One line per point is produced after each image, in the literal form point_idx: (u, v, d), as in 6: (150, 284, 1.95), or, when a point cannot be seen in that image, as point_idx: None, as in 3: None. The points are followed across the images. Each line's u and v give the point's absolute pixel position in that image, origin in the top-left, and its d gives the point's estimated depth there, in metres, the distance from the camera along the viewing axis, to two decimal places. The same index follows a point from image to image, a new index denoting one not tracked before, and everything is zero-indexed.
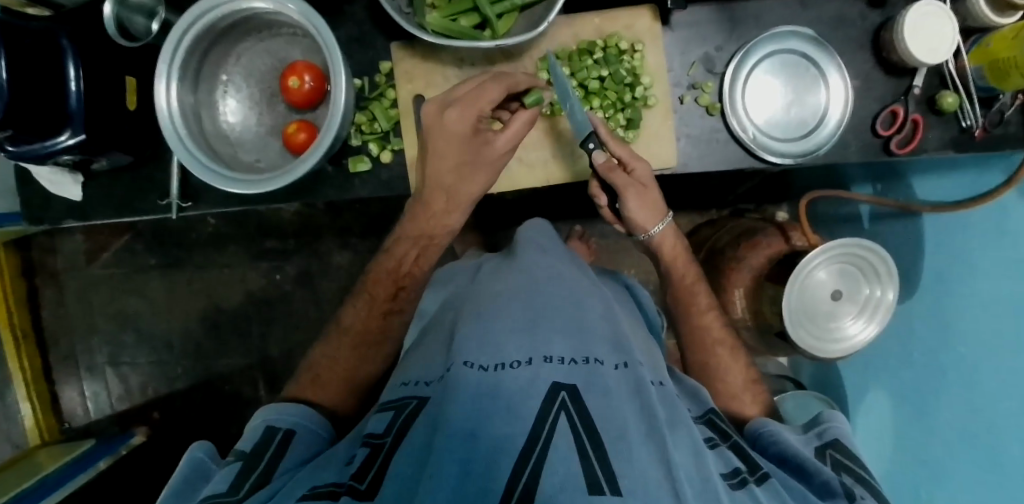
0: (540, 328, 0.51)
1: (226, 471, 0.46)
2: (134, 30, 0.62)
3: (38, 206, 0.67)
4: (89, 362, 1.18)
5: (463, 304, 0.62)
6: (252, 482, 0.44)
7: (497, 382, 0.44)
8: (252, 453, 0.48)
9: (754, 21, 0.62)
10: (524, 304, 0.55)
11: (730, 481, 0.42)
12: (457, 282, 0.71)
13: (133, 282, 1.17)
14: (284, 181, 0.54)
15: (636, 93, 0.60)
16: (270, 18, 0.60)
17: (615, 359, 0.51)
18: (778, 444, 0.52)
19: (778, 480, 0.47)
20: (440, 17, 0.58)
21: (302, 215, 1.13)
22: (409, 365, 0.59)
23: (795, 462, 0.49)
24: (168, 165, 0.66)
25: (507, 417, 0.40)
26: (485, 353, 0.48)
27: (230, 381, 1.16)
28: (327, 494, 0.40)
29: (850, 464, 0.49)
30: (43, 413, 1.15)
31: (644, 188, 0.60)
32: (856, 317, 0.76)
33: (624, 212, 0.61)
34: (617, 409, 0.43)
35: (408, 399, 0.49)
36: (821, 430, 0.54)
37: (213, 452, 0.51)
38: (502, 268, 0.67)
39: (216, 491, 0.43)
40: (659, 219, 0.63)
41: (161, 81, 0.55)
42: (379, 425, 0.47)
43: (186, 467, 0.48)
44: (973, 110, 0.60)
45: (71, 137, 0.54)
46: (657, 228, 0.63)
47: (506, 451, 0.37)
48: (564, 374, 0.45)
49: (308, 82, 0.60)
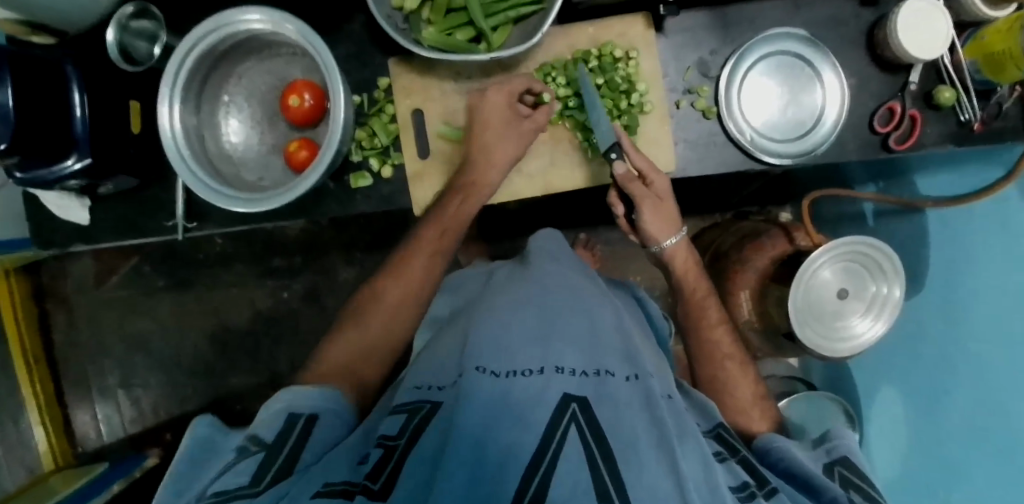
0: (552, 339, 0.51)
1: (248, 460, 0.44)
2: (136, 55, 0.63)
3: (46, 231, 0.68)
4: (101, 385, 1.19)
5: (473, 311, 0.63)
6: (273, 475, 0.43)
7: (509, 389, 0.44)
8: (275, 442, 0.46)
9: (748, 24, 0.62)
10: (535, 314, 0.55)
11: (738, 494, 0.42)
12: (467, 290, 0.71)
13: (142, 303, 1.18)
14: (286, 198, 0.55)
15: (632, 100, 0.60)
16: (269, 38, 0.61)
17: (625, 371, 0.51)
18: (785, 460, 0.51)
19: (787, 495, 0.46)
20: (436, 32, 0.59)
21: (307, 231, 1.14)
22: (418, 369, 0.59)
23: (804, 478, 0.48)
24: (172, 186, 0.67)
25: (518, 425, 0.40)
26: (498, 361, 0.48)
27: (242, 400, 1.17)
28: (343, 492, 0.39)
29: (859, 482, 0.48)
30: (56, 438, 1.16)
31: (661, 201, 0.61)
32: (863, 315, 0.75)
33: (639, 222, 0.62)
34: (627, 420, 0.43)
35: (423, 403, 0.49)
36: (829, 447, 0.53)
37: (217, 422, 0.52)
38: (514, 275, 0.68)
39: (238, 483, 0.41)
40: (674, 232, 0.63)
41: (163, 104, 0.56)
42: (392, 427, 0.47)
43: (192, 442, 0.49)
44: (970, 104, 0.60)
45: (77, 161, 0.55)
46: (672, 241, 0.64)
47: (516, 460, 0.37)
48: (576, 386, 0.45)
49: (308, 100, 0.60)
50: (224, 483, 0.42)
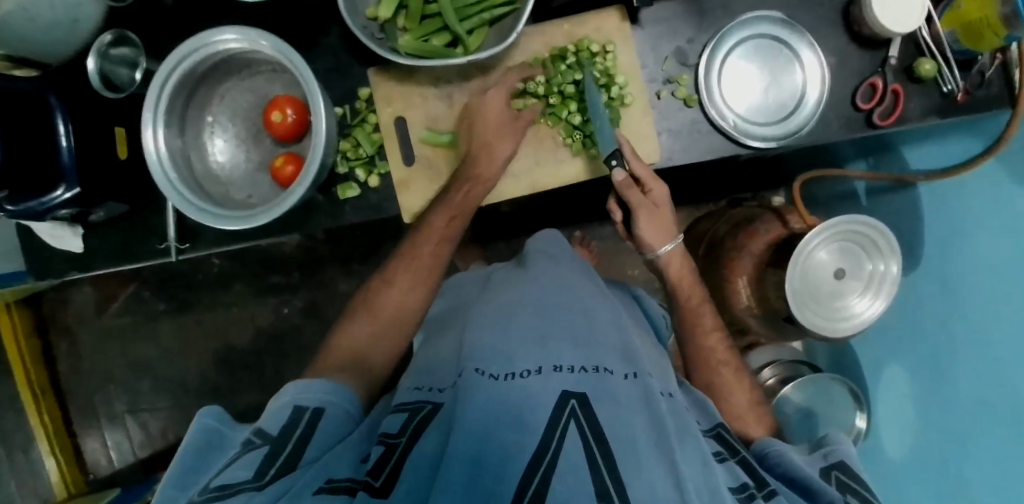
0: (551, 339, 0.51)
1: (252, 453, 0.44)
2: (119, 81, 0.64)
3: (41, 261, 0.69)
4: (108, 412, 1.19)
5: (471, 313, 0.63)
6: (278, 468, 0.42)
7: (508, 388, 0.44)
8: (280, 437, 0.46)
9: (723, 10, 0.62)
10: (533, 314, 0.55)
11: (738, 495, 0.42)
12: (466, 292, 0.72)
13: (145, 328, 1.19)
14: (274, 213, 0.55)
15: (611, 93, 0.60)
16: (248, 57, 0.61)
17: (625, 369, 0.51)
18: (783, 465, 0.51)
19: (784, 496, 0.45)
20: (412, 39, 0.59)
21: (304, 246, 1.14)
22: (417, 370, 0.59)
23: (800, 481, 0.47)
24: (163, 209, 0.67)
25: (518, 426, 0.40)
26: (497, 363, 0.48)
27: (249, 418, 1.17)
28: (347, 490, 0.40)
29: (856, 486, 0.47)
30: (68, 467, 1.16)
31: (657, 209, 0.62)
32: (861, 294, 0.74)
33: (634, 228, 0.63)
34: (626, 418, 0.43)
35: (423, 403, 0.49)
36: (827, 451, 0.52)
37: (223, 415, 0.51)
38: (512, 276, 0.68)
39: (242, 478, 0.41)
40: (669, 239, 0.64)
41: (147, 128, 0.56)
42: (394, 424, 0.47)
43: (198, 434, 0.48)
44: (953, 75, 0.60)
45: (66, 191, 0.56)
46: (667, 248, 0.64)
47: (516, 461, 0.37)
48: (575, 382, 0.46)
49: (291, 115, 0.61)
50: (226, 476, 0.41)
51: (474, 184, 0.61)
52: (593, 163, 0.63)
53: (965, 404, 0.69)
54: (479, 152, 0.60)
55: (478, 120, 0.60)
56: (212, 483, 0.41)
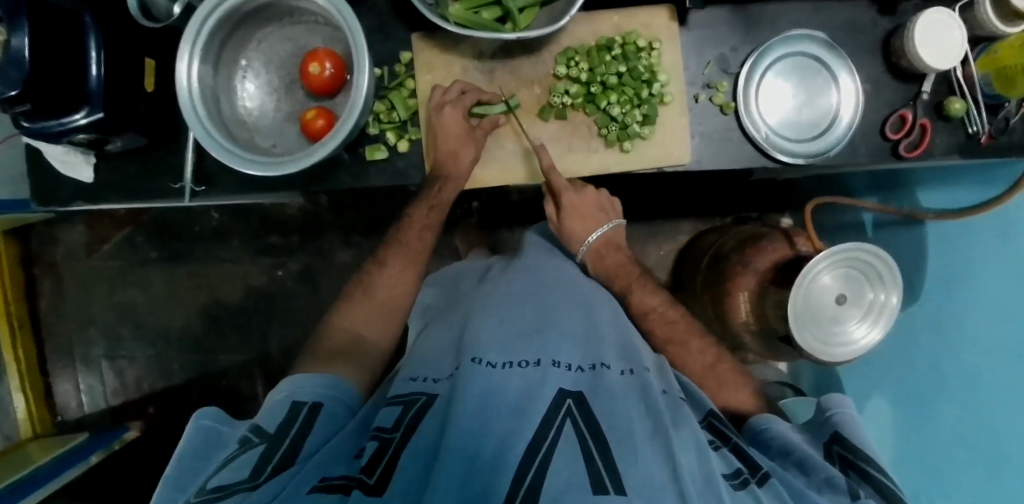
0: (549, 333, 0.52)
1: (250, 452, 0.43)
2: (156, 12, 0.59)
3: (48, 187, 0.66)
4: (84, 354, 1.16)
5: (471, 302, 0.63)
6: (275, 465, 0.42)
7: (507, 379, 0.44)
8: (277, 433, 0.46)
9: (769, 24, 0.63)
10: (532, 309, 0.56)
11: (731, 481, 0.42)
12: (463, 284, 0.72)
13: (132, 274, 1.16)
14: (300, 164, 0.54)
15: (653, 89, 0.61)
16: (292, 4, 0.61)
17: (622, 365, 0.51)
18: (778, 440, 0.50)
19: (778, 478, 0.45)
20: (462, 9, 0.58)
21: (306, 211, 1.13)
22: (414, 358, 0.58)
23: (800, 456, 0.48)
24: (183, 149, 0.66)
25: (514, 417, 0.41)
26: (495, 353, 0.48)
27: (228, 376, 1.15)
28: (341, 488, 0.39)
29: (856, 460, 0.48)
30: (36, 405, 1.14)
31: (563, 225, 0.68)
32: (859, 321, 0.70)
33: (563, 226, 0.68)
34: (624, 411, 0.43)
35: (418, 395, 0.49)
36: (829, 420, 0.53)
37: (222, 415, 0.51)
38: (508, 268, 0.68)
39: (239, 477, 0.40)
40: (594, 230, 0.68)
41: (183, 60, 0.55)
42: (387, 419, 0.46)
43: (193, 434, 0.48)
44: (980, 117, 0.61)
45: (86, 116, 0.54)
46: (594, 236, 0.69)
47: (511, 452, 0.37)
48: (571, 381, 0.46)
49: (328, 69, 0.60)
50: (223, 477, 0.41)
51: (455, 181, 0.63)
52: (624, 157, 0.64)
53: (951, 432, 0.68)
54: (449, 160, 0.62)
55: (446, 133, 0.61)
56: (210, 484, 0.40)
